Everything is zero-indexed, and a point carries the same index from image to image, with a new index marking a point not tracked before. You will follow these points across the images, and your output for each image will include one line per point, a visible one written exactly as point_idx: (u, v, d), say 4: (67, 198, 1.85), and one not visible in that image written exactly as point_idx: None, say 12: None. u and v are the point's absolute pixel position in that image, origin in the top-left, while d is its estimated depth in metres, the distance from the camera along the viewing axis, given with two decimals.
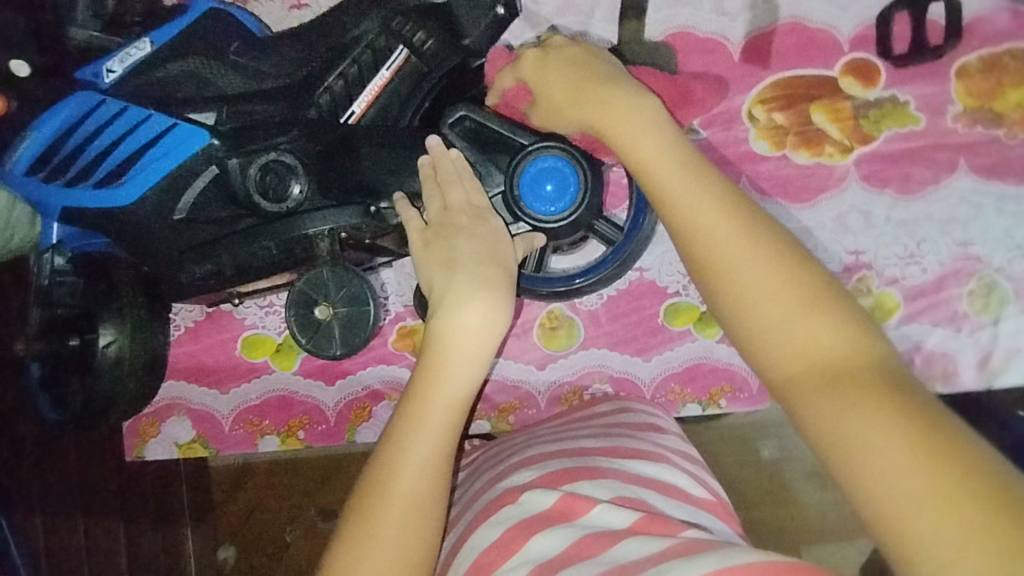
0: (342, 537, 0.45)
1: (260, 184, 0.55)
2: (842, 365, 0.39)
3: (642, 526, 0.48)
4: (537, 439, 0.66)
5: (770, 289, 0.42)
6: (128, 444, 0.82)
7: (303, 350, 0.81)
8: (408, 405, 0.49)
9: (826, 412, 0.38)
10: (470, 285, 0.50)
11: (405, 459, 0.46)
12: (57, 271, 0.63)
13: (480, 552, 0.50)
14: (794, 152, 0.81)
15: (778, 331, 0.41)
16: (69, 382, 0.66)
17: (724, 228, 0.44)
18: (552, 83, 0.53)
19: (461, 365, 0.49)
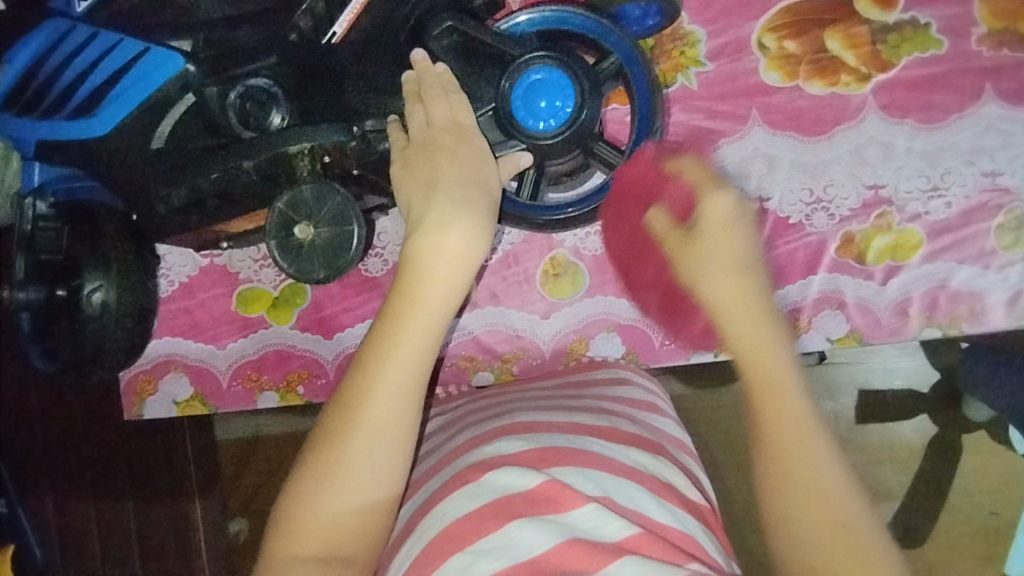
0: (312, 460, 0.46)
1: (240, 112, 0.53)
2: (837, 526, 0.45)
3: (639, 544, 0.45)
4: (525, 405, 0.61)
5: (779, 393, 0.50)
6: (126, 403, 0.81)
7: (299, 304, 0.78)
8: (381, 328, 0.47)
9: (796, 497, 0.46)
10: (450, 208, 0.48)
11: (377, 385, 0.46)
12: (38, 217, 0.60)
13: (451, 522, 0.48)
14: (807, 82, 0.76)
15: (791, 410, 0.49)
16: (55, 331, 0.63)
17: (769, 397, 0.49)
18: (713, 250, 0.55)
19: (437, 290, 0.48)
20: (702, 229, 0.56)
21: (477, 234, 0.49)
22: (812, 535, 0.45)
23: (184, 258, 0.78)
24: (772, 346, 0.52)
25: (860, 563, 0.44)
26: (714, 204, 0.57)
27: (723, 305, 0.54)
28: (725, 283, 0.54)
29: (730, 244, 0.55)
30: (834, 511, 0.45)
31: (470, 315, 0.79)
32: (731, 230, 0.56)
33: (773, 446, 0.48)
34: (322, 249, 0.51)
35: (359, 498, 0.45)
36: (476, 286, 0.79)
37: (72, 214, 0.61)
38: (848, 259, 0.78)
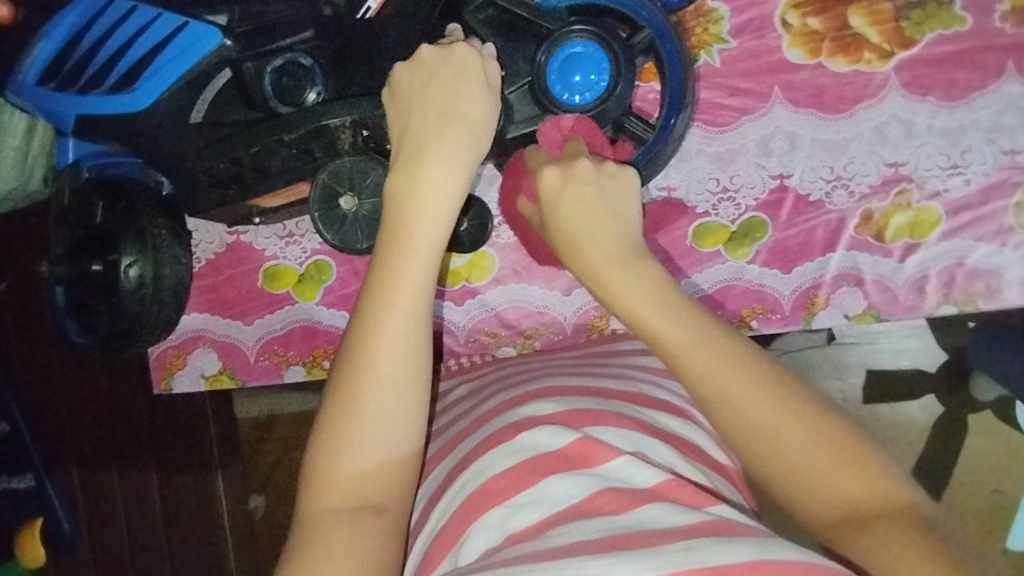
0: (328, 414, 0.46)
1: (277, 88, 0.53)
2: (833, 466, 0.42)
3: (668, 489, 0.46)
4: (550, 373, 0.63)
5: (732, 370, 0.46)
6: (155, 377, 0.82)
7: (325, 280, 0.79)
8: (374, 274, 0.48)
9: (803, 467, 0.43)
10: (434, 141, 0.49)
11: (379, 329, 0.46)
12: (76, 192, 0.63)
13: (487, 479, 0.49)
14: (830, 59, 0.77)
15: (767, 422, 0.44)
16: (94, 305, 0.65)
17: (701, 359, 0.46)
18: (565, 210, 0.51)
19: (425, 221, 0.48)
20: (546, 201, 0.52)
21: (460, 161, 0.49)
22: (834, 497, 0.42)
23: (212, 234, 0.79)
24: (719, 363, 0.46)
25: (874, 497, 0.41)
26: (545, 178, 0.52)
27: (664, 334, 0.47)
28: (605, 259, 0.50)
29: (575, 207, 0.51)
30: (827, 441, 0.43)
31: (493, 292, 0.81)
32: (580, 207, 0.51)
33: (766, 447, 0.44)
34: (365, 220, 0.54)
35: (378, 442, 0.46)
36: (498, 263, 0.80)
37: (108, 188, 0.62)
38: (866, 236, 0.79)
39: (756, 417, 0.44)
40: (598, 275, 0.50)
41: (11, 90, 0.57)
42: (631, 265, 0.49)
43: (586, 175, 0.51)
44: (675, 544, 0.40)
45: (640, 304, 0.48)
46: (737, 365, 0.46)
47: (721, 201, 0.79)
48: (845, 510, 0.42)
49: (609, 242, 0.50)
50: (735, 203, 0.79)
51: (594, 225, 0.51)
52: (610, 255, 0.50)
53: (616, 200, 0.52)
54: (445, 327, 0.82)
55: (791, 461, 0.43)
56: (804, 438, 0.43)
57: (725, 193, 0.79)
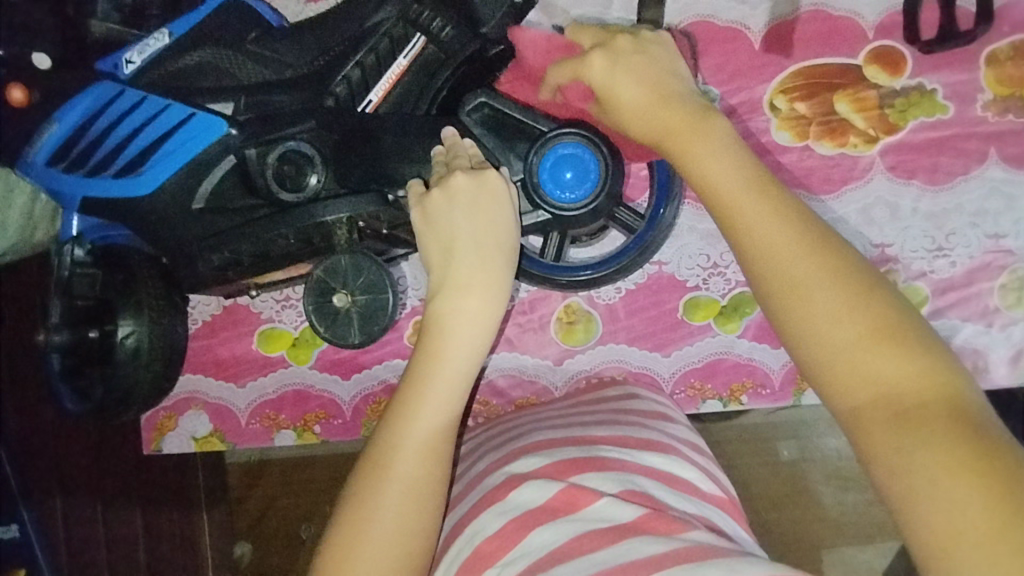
0: (342, 522, 0.47)
1: (277, 174, 0.55)
2: (877, 358, 0.40)
3: (647, 523, 0.47)
4: (540, 427, 0.64)
5: (766, 210, 0.45)
6: (146, 438, 0.82)
7: (319, 344, 0.80)
8: (407, 388, 0.50)
9: (837, 356, 0.41)
10: (470, 271, 0.52)
11: (404, 444, 0.48)
12: (77, 263, 0.64)
13: (481, 540, 0.50)
14: (817, 143, 0.79)
15: (855, 355, 0.40)
16: (90, 373, 0.66)
17: (756, 223, 0.45)
18: (624, 94, 0.52)
19: (460, 349, 0.51)
20: (603, 90, 0.54)
21: (493, 293, 0.52)
22: (877, 393, 0.39)
23: (209, 298, 0.81)
24: (816, 278, 0.42)
25: (930, 401, 0.38)
26: (596, 64, 0.54)
27: (673, 134, 0.50)
28: (659, 112, 0.51)
29: (629, 78, 0.53)
30: (875, 307, 0.41)
31: (485, 360, 0.82)
32: (641, 86, 0.52)
33: (843, 374, 0.40)
34: (360, 316, 0.54)
35: (392, 555, 0.46)
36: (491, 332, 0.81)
37: (109, 262, 0.64)
38: None
39: (840, 350, 0.40)
40: (669, 144, 0.50)
41: (21, 168, 0.59)
42: (699, 117, 0.50)
43: (629, 51, 0.53)
44: None
45: (716, 172, 0.47)
46: (834, 278, 0.42)
47: (712, 275, 0.79)
48: (888, 397, 0.39)
49: (678, 113, 0.50)
50: (725, 278, 0.79)
51: (647, 78, 0.53)
52: (670, 115, 0.50)
53: (663, 67, 0.54)
54: None
55: (816, 338, 0.41)
56: (907, 366, 0.39)
57: (716, 268, 0.79)
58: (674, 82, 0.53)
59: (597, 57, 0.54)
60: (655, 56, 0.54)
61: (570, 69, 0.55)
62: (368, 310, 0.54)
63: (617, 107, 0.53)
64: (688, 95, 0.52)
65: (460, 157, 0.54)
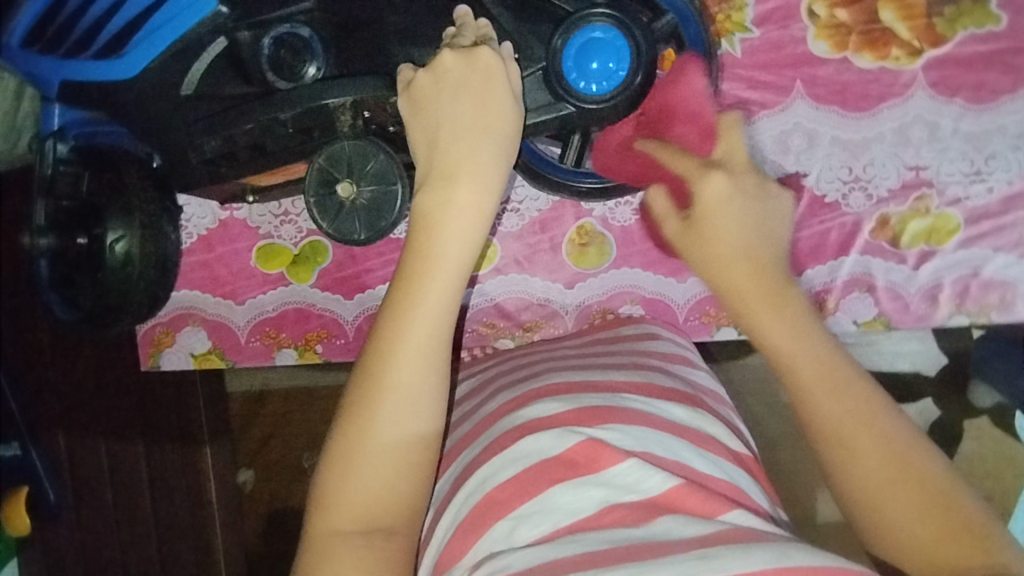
0: (343, 433, 0.47)
1: (273, 61, 0.51)
2: (887, 472, 0.47)
3: (677, 498, 0.47)
4: (556, 366, 0.62)
5: (795, 333, 0.52)
6: (143, 354, 0.80)
7: (321, 262, 0.77)
8: (397, 291, 0.49)
9: (868, 487, 0.48)
10: (467, 165, 0.49)
11: (398, 350, 0.47)
12: (60, 161, 0.59)
13: (492, 488, 0.49)
14: (856, 54, 0.73)
15: (879, 477, 0.47)
16: (81, 281, 0.63)
17: (770, 320, 0.53)
18: (726, 219, 0.55)
19: (451, 244, 0.49)
20: (698, 212, 0.56)
21: (490, 184, 0.50)
22: (895, 516, 0.47)
23: (204, 209, 0.76)
24: (815, 384, 0.50)
25: (947, 513, 0.46)
26: (708, 187, 0.56)
27: (735, 284, 0.55)
28: (716, 249, 0.55)
29: (732, 219, 0.55)
30: (870, 421, 0.49)
31: (492, 281, 0.78)
32: (735, 221, 0.55)
33: (860, 485, 0.48)
34: (365, 209, 0.51)
35: (387, 461, 0.47)
36: (500, 252, 0.77)
37: (92, 159, 0.59)
38: (882, 241, 0.76)
39: (869, 475, 0.48)
40: (738, 297, 0.54)
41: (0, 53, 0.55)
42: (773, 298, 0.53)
43: (745, 188, 0.57)
44: (689, 553, 0.41)
45: (775, 334, 0.52)
46: (829, 385, 0.50)
47: None
48: (890, 528, 0.47)
49: (748, 265, 0.54)
50: None
51: (738, 228, 0.55)
52: (748, 268, 0.54)
53: (769, 222, 0.56)
54: None
55: (830, 442, 0.49)
56: (925, 508, 0.46)
57: None
58: (775, 236, 0.56)
59: (710, 168, 0.57)
60: (742, 187, 0.57)
61: (682, 173, 0.59)
62: (367, 207, 0.51)
63: (698, 246, 0.57)
64: (776, 244, 0.56)
65: (465, 36, 0.51)
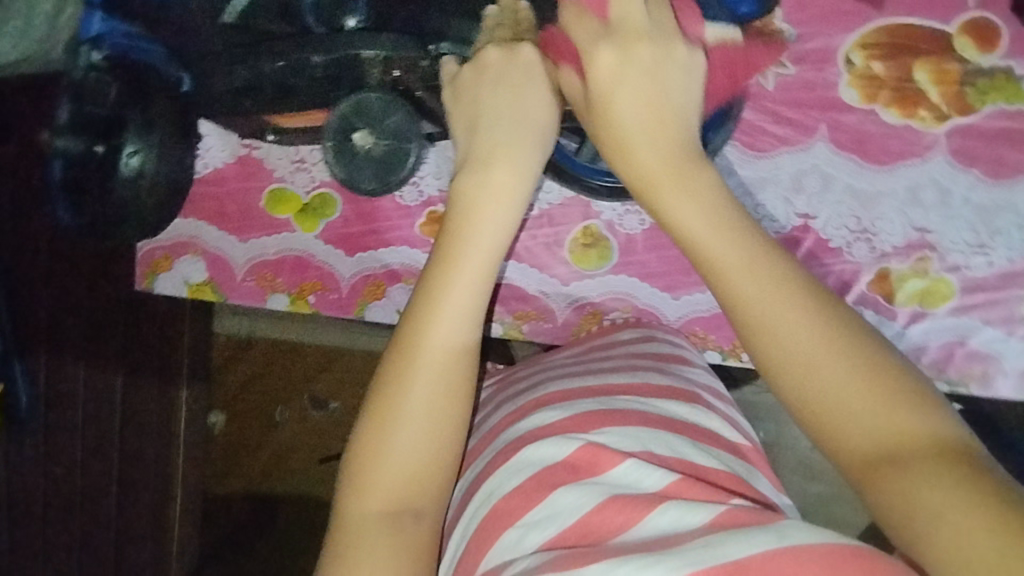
0: (371, 416, 0.52)
1: (318, 7, 0.58)
2: (831, 369, 0.45)
3: (681, 489, 0.48)
4: (554, 374, 0.63)
5: (708, 212, 0.51)
6: (139, 273, 0.81)
7: (327, 216, 0.78)
8: (433, 271, 0.55)
9: (811, 377, 0.45)
10: (503, 154, 0.57)
11: (433, 320, 0.53)
12: (93, 66, 0.60)
13: (498, 500, 0.50)
14: (884, 108, 0.74)
15: (846, 389, 0.44)
16: (87, 187, 0.64)
17: (674, 198, 0.53)
18: (628, 88, 0.56)
19: (487, 222, 0.56)
20: (601, 83, 0.56)
21: (522, 169, 0.57)
22: (831, 396, 0.45)
23: (222, 143, 0.77)
24: (739, 266, 0.49)
25: (905, 431, 0.43)
26: (607, 59, 0.56)
27: (654, 177, 0.54)
28: (654, 142, 0.55)
29: (635, 88, 0.56)
30: (787, 301, 0.47)
31: None
32: (670, 89, 0.57)
33: (816, 388, 0.45)
34: (376, 161, 0.63)
35: (419, 437, 0.52)
36: (505, 237, 0.79)
37: (124, 73, 0.60)
38: (877, 294, 0.77)
39: (826, 374, 0.45)
40: (650, 178, 0.54)
41: None
42: (685, 159, 0.54)
43: (641, 47, 0.56)
44: (695, 542, 0.41)
45: (681, 207, 0.52)
46: (755, 272, 0.48)
47: None
48: (862, 431, 0.44)
49: (669, 153, 0.55)
50: None
51: (676, 91, 0.56)
52: (665, 158, 0.54)
53: (673, 87, 0.57)
54: None
55: (766, 331, 0.47)
56: (877, 403, 0.44)
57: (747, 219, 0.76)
58: (677, 102, 0.57)
59: (602, 36, 0.57)
60: (661, 64, 0.57)
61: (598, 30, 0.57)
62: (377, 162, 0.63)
63: (606, 124, 0.57)
64: (681, 111, 0.57)
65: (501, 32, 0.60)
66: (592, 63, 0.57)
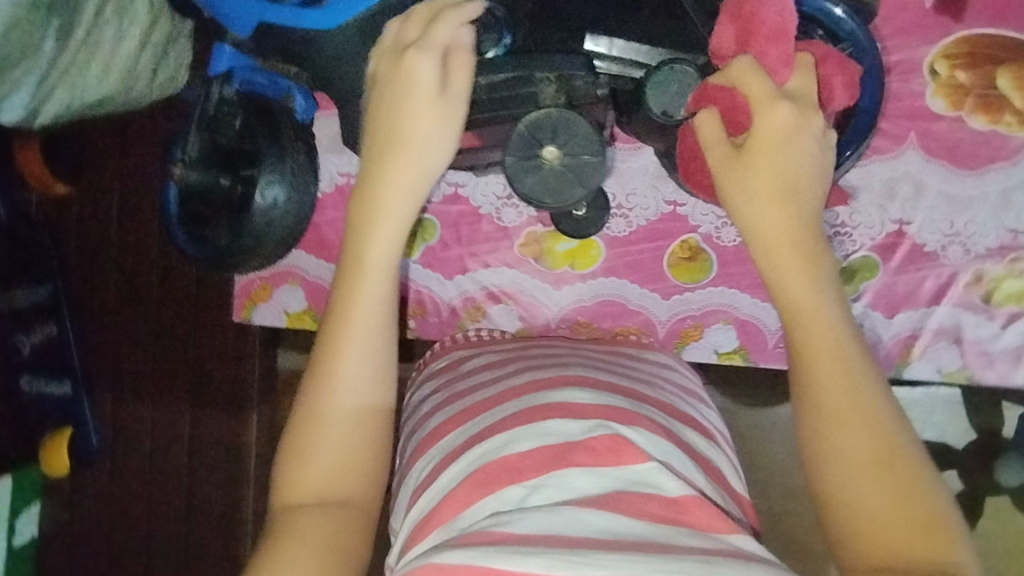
0: (310, 396, 0.53)
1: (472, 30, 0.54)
2: (861, 434, 0.48)
3: (689, 506, 0.46)
4: (578, 363, 0.62)
5: (802, 273, 0.52)
6: (239, 305, 0.81)
7: (427, 240, 0.79)
8: (349, 255, 0.55)
9: (836, 434, 0.48)
10: (410, 123, 0.54)
11: (353, 298, 0.54)
12: (224, 100, 0.61)
13: (511, 455, 0.50)
14: (970, 115, 0.76)
15: (865, 482, 0.47)
16: (214, 220, 0.65)
17: (787, 263, 0.53)
18: (762, 151, 0.52)
19: (395, 205, 0.55)
20: (752, 142, 0.52)
21: (435, 144, 0.54)
22: (853, 470, 0.47)
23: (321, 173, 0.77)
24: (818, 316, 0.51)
25: (917, 522, 0.45)
26: (771, 117, 0.51)
27: (762, 231, 0.53)
28: (769, 209, 0.53)
29: (789, 156, 0.52)
30: (841, 353, 0.50)
31: (589, 282, 0.79)
32: (798, 158, 0.52)
33: (835, 471, 0.48)
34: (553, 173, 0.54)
35: (348, 420, 0.53)
36: (604, 255, 0.79)
37: (258, 108, 0.62)
38: (974, 295, 0.78)
39: (834, 422, 0.49)
40: (767, 237, 0.53)
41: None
42: (800, 241, 0.52)
43: (809, 128, 0.52)
44: (689, 557, 0.41)
45: (803, 293, 0.52)
46: (823, 330, 0.51)
47: (837, 236, 0.78)
48: (863, 499, 0.46)
49: (786, 224, 0.53)
50: (851, 239, 0.78)
51: (795, 158, 0.52)
52: (784, 221, 0.52)
53: (818, 171, 0.54)
54: (538, 308, 0.80)
55: (814, 384, 0.50)
56: (885, 477, 0.47)
57: (842, 228, 0.78)
58: (815, 178, 0.53)
59: (778, 97, 0.52)
60: (806, 125, 0.52)
61: (753, 98, 0.52)
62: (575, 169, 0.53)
63: (738, 174, 0.53)
64: (814, 188, 0.53)
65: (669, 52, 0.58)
66: (746, 90, 0.52)
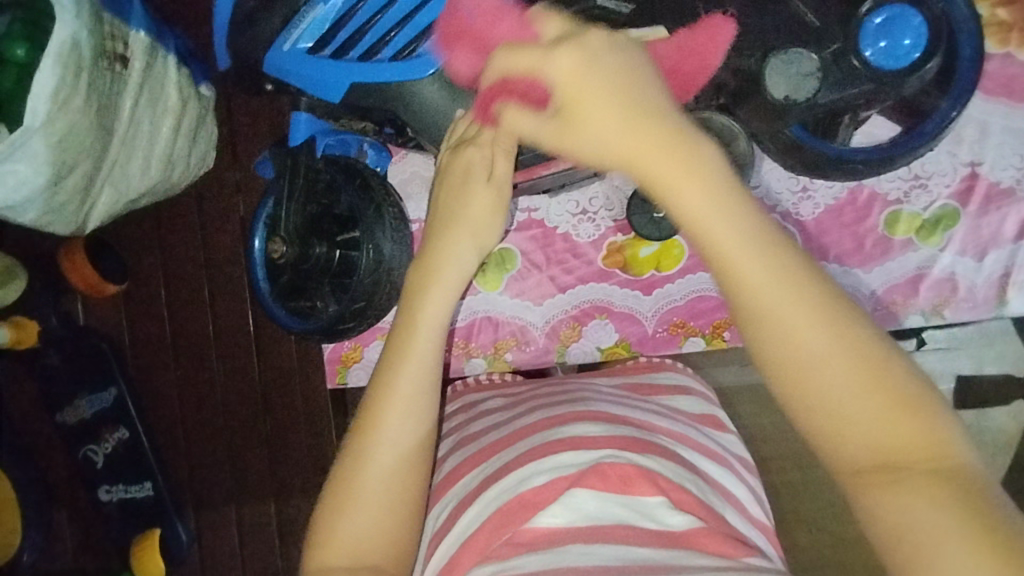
0: (341, 469, 0.53)
1: None
2: (836, 368, 0.38)
3: (696, 537, 0.50)
4: (594, 393, 0.64)
5: (684, 170, 0.41)
6: (331, 371, 0.79)
7: (508, 270, 0.79)
8: (396, 330, 0.55)
9: (811, 370, 0.38)
10: (474, 206, 0.56)
11: (400, 368, 0.53)
12: (313, 168, 0.62)
13: (526, 489, 0.52)
14: (1019, 50, 0.76)
15: (843, 391, 0.38)
16: (315, 287, 0.65)
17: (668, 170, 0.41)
18: (587, 83, 0.44)
19: (454, 273, 0.56)
20: (564, 98, 0.45)
21: (485, 229, 0.56)
22: (835, 410, 0.38)
23: None
24: (719, 218, 0.40)
25: (925, 451, 0.37)
26: (560, 63, 0.45)
27: (622, 152, 0.43)
28: (609, 124, 0.43)
29: (601, 81, 0.44)
30: (771, 258, 0.39)
31: (676, 283, 0.78)
32: (614, 71, 0.44)
33: (825, 415, 0.38)
34: None
35: (384, 495, 0.52)
36: (688, 250, 0.76)
37: (349, 169, 0.63)
38: None
39: (807, 356, 0.38)
40: (631, 155, 0.43)
41: (268, 56, 0.57)
42: (639, 124, 0.42)
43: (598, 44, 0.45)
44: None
45: (683, 180, 0.41)
46: (745, 246, 0.39)
47: (913, 189, 0.79)
48: (868, 443, 0.38)
49: (649, 129, 0.42)
50: (928, 190, 0.79)
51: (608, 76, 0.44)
52: (622, 118, 0.43)
53: (642, 83, 0.44)
54: (633, 317, 0.79)
55: (763, 314, 0.39)
56: (884, 412, 0.37)
57: (917, 181, 0.79)
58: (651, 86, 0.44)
59: (560, 41, 0.46)
60: (590, 48, 0.45)
61: (528, 66, 0.46)
62: None
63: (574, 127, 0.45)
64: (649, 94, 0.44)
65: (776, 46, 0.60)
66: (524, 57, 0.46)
